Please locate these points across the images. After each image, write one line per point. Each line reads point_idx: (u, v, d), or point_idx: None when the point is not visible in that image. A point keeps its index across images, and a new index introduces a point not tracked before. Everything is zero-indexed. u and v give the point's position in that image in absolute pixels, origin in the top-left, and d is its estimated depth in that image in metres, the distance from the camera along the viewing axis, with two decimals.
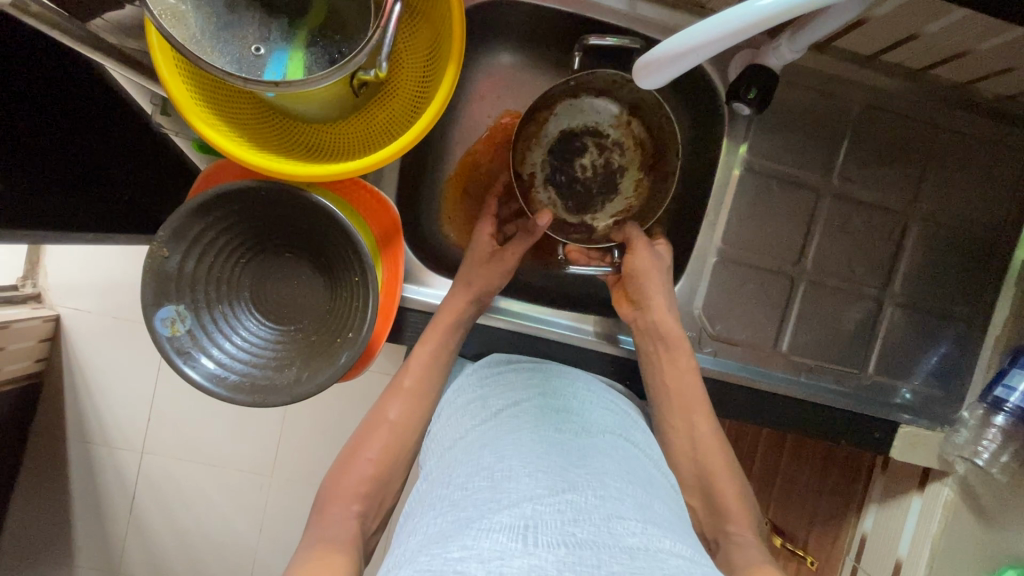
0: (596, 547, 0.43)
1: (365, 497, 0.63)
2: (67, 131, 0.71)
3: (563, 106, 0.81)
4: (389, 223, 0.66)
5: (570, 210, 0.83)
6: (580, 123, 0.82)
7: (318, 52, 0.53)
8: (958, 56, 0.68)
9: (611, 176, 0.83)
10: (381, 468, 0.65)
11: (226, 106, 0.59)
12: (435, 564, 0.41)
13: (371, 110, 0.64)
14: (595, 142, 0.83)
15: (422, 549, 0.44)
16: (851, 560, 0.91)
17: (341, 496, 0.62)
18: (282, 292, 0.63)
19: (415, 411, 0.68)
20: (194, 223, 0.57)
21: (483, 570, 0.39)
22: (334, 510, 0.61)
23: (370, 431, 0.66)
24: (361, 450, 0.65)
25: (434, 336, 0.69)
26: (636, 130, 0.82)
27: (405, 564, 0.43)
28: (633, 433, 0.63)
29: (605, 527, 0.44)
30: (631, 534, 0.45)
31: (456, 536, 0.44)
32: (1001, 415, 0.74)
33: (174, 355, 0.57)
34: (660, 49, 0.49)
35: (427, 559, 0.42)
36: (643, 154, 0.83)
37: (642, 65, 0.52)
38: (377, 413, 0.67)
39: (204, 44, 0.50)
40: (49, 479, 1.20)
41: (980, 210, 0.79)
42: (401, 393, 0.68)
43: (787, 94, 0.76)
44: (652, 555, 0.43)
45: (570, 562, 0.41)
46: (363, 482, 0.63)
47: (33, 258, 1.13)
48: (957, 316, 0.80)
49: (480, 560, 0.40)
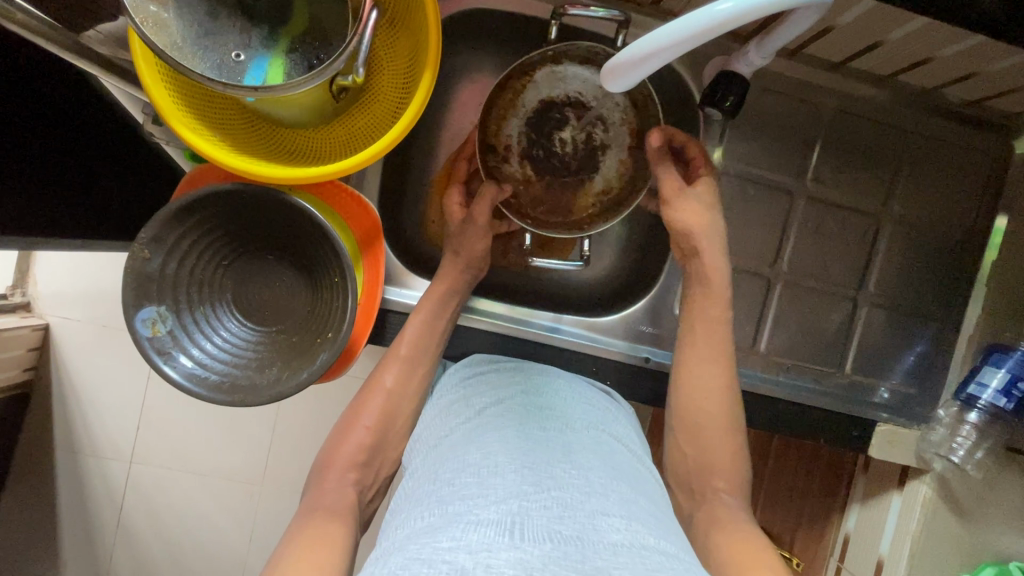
0: (581, 542, 0.43)
1: (361, 466, 0.64)
2: (55, 139, 0.71)
3: (543, 74, 0.77)
4: (370, 224, 0.67)
5: (547, 186, 0.82)
6: (562, 93, 0.78)
7: (297, 59, 0.54)
8: (924, 62, 0.71)
9: (591, 152, 0.80)
10: (377, 436, 0.65)
11: (208, 111, 0.60)
12: (425, 554, 0.41)
13: (351, 115, 0.65)
14: (578, 114, 0.79)
15: (412, 539, 0.45)
16: (835, 561, 0.90)
17: (337, 467, 0.63)
18: (262, 292, 0.64)
19: (412, 379, 0.68)
20: (175, 225, 0.58)
21: (472, 561, 0.40)
22: (330, 481, 0.62)
23: (365, 398, 0.67)
24: (356, 419, 0.66)
25: (415, 333, 0.69)
26: (622, 106, 0.78)
27: (394, 553, 0.44)
28: (614, 427, 0.63)
29: (589, 524, 0.45)
30: (615, 530, 0.45)
31: (446, 528, 0.44)
32: (975, 412, 0.76)
33: (154, 354, 0.57)
34: (629, 50, 0.50)
35: (416, 549, 0.43)
36: (627, 129, 0.79)
37: (611, 67, 0.53)
38: (373, 380, 0.68)
39: (185, 50, 0.51)
40: (34, 487, 1.19)
41: (952, 212, 0.80)
42: (397, 360, 0.68)
43: (761, 99, 0.78)
44: (636, 550, 0.44)
45: (555, 556, 0.41)
46: (359, 450, 0.64)
47: (23, 267, 1.13)
48: (932, 316, 0.82)
49: (468, 552, 0.41)
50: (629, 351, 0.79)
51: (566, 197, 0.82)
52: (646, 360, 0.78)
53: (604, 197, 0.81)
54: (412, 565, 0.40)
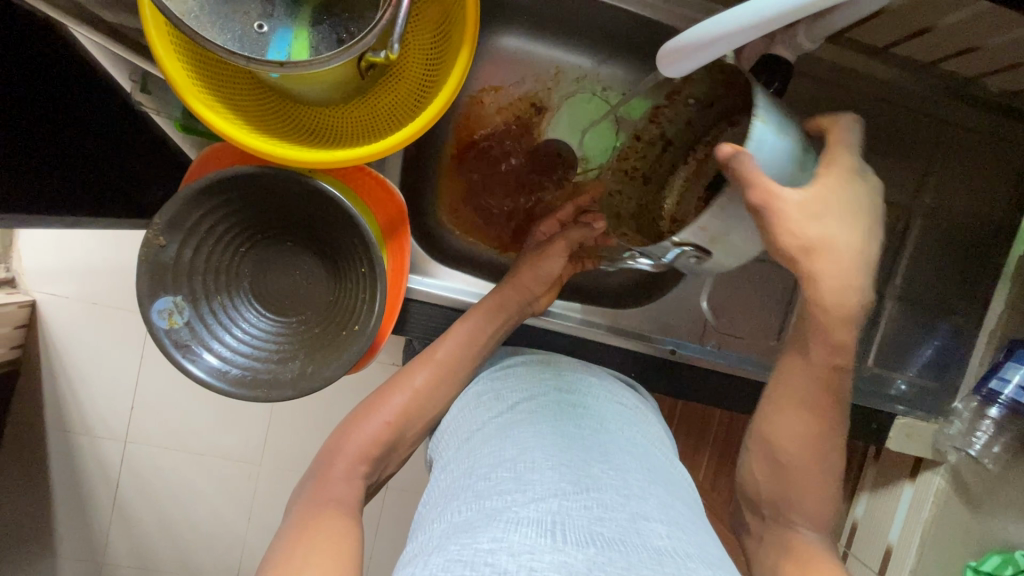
0: (625, 547, 0.42)
1: (374, 459, 0.60)
2: (42, 107, 0.66)
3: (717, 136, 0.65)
4: (394, 210, 0.64)
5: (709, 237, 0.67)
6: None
7: (325, 32, 0.50)
8: (967, 50, 0.68)
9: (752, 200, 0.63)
10: (393, 434, 0.62)
11: (225, 86, 0.56)
12: (466, 554, 0.40)
13: (376, 94, 0.61)
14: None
15: (449, 538, 0.43)
16: (842, 546, 0.91)
17: (351, 454, 0.59)
18: (282, 282, 0.61)
19: (442, 384, 0.65)
20: (192, 209, 0.55)
21: (515, 564, 0.39)
22: (341, 468, 0.58)
23: (391, 393, 0.64)
24: (379, 411, 0.62)
25: (452, 351, 0.66)
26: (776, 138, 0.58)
27: (434, 552, 0.42)
28: (645, 428, 0.62)
29: (632, 528, 0.44)
30: (658, 535, 0.44)
31: (485, 527, 0.43)
32: (997, 407, 0.75)
33: (173, 349, 0.55)
34: (687, 36, 0.48)
35: (457, 549, 0.41)
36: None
37: (668, 52, 0.50)
38: (403, 377, 0.64)
39: (202, 19, 0.47)
40: (29, 468, 1.16)
41: (980, 205, 0.79)
42: (431, 365, 0.65)
43: (796, 85, 0.75)
44: (680, 561, 0.42)
45: (600, 562, 0.40)
46: (376, 444, 0.61)
47: (7, 242, 1.08)
48: (953, 310, 0.81)
49: (510, 554, 0.40)
50: (655, 343, 0.77)
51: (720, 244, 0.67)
52: (672, 352, 0.77)
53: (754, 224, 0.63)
54: (453, 566, 0.39)
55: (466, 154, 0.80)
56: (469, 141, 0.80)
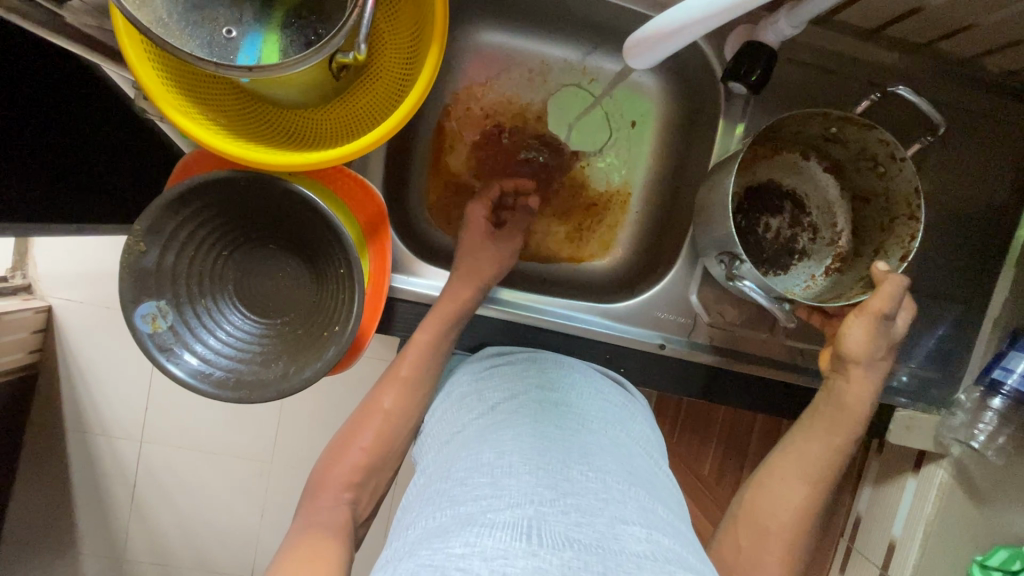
0: (603, 552, 0.42)
1: (357, 486, 0.61)
2: (44, 116, 0.67)
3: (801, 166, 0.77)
4: (374, 211, 0.64)
5: (769, 239, 0.77)
6: (791, 184, 0.78)
7: (293, 34, 0.50)
8: (963, 30, 0.66)
9: (793, 243, 0.78)
10: (373, 459, 0.62)
11: (202, 93, 0.56)
12: (437, 561, 0.40)
13: (353, 94, 0.61)
14: (793, 211, 0.78)
15: (422, 545, 0.43)
16: (845, 541, 0.88)
17: (331, 486, 0.60)
18: (265, 285, 0.62)
19: (411, 403, 0.65)
20: (171, 215, 0.55)
21: (488, 570, 0.39)
22: (322, 500, 0.59)
23: (364, 421, 0.64)
24: (352, 440, 0.63)
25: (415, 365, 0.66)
26: (843, 224, 0.77)
27: (408, 559, 0.42)
28: (630, 427, 0.62)
29: (609, 532, 0.43)
30: (636, 540, 0.44)
31: (459, 532, 0.43)
32: (999, 398, 0.74)
33: (156, 352, 0.56)
34: (662, 21, 0.48)
35: (428, 555, 0.41)
36: (835, 253, 0.77)
37: (634, 42, 0.52)
38: (372, 401, 0.65)
39: (171, 27, 0.47)
40: (48, 469, 1.20)
41: (982, 190, 0.77)
42: (397, 381, 0.65)
43: (787, 71, 0.73)
44: (658, 565, 0.42)
45: (575, 566, 0.40)
46: (354, 472, 0.61)
47: (22, 249, 1.11)
48: (956, 299, 0.79)
49: (483, 559, 0.39)
50: (645, 338, 0.76)
51: (762, 241, 0.77)
52: (661, 347, 0.76)
53: (802, 255, 0.78)
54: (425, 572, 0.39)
55: (453, 150, 0.80)
56: (457, 138, 0.80)
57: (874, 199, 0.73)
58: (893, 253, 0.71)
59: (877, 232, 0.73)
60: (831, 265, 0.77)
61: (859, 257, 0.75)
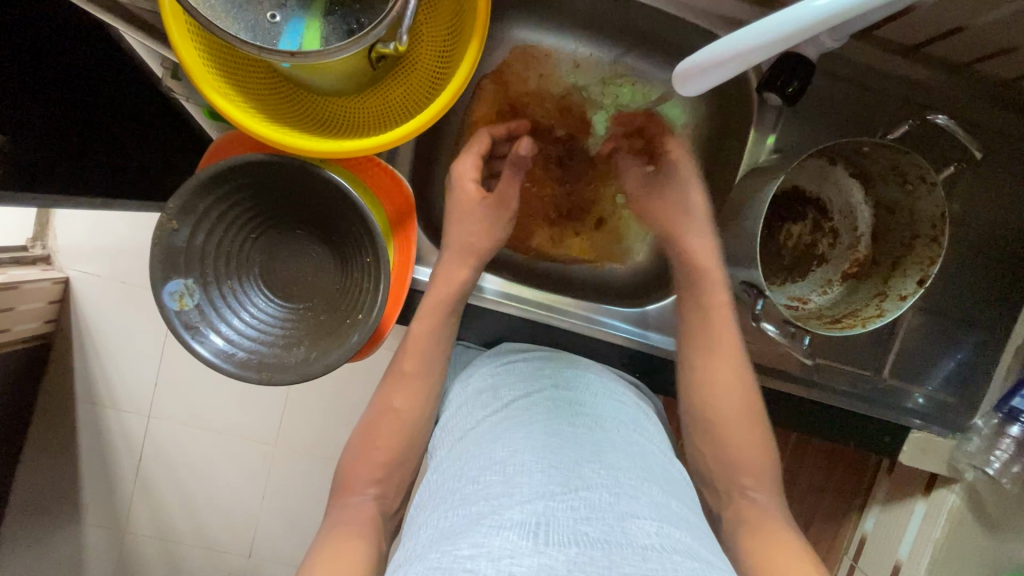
0: (609, 546, 0.42)
1: (380, 481, 0.61)
2: (71, 90, 0.68)
3: (828, 172, 0.75)
4: (401, 202, 0.64)
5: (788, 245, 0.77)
6: (815, 190, 0.76)
7: (336, 22, 0.50)
8: (1006, 51, 0.65)
9: (810, 250, 0.77)
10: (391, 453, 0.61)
11: (240, 76, 0.57)
12: (447, 562, 0.40)
13: (388, 85, 0.61)
14: (816, 217, 0.77)
15: (433, 546, 0.43)
16: (848, 560, 0.89)
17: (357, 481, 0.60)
18: (291, 269, 0.62)
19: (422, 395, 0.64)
20: (204, 196, 0.56)
21: (494, 570, 0.38)
22: (352, 496, 0.59)
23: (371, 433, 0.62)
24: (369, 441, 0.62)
25: (419, 354, 0.65)
26: (863, 232, 0.76)
27: (418, 560, 0.42)
28: (644, 428, 0.62)
29: (617, 526, 0.43)
30: (645, 533, 0.44)
31: (467, 533, 0.43)
32: (1018, 426, 0.72)
33: (183, 330, 0.56)
34: (705, 53, 0.46)
35: (437, 558, 0.41)
36: (853, 258, 0.76)
37: (682, 73, 0.49)
38: (380, 403, 0.63)
39: (217, 8, 0.48)
40: (58, 439, 1.21)
41: (1013, 214, 0.76)
42: (400, 379, 0.64)
43: (819, 84, 0.73)
44: (666, 556, 0.42)
45: (581, 561, 0.40)
46: (377, 467, 0.60)
47: (43, 221, 1.13)
48: (980, 324, 0.78)
49: (491, 559, 0.39)
50: (662, 344, 0.76)
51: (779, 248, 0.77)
52: None
53: (821, 260, 0.77)
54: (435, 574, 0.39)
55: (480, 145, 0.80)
56: None
57: (901, 214, 0.72)
58: (911, 272, 0.71)
59: (898, 247, 0.73)
60: (847, 270, 0.76)
61: (877, 265, 0.75)
